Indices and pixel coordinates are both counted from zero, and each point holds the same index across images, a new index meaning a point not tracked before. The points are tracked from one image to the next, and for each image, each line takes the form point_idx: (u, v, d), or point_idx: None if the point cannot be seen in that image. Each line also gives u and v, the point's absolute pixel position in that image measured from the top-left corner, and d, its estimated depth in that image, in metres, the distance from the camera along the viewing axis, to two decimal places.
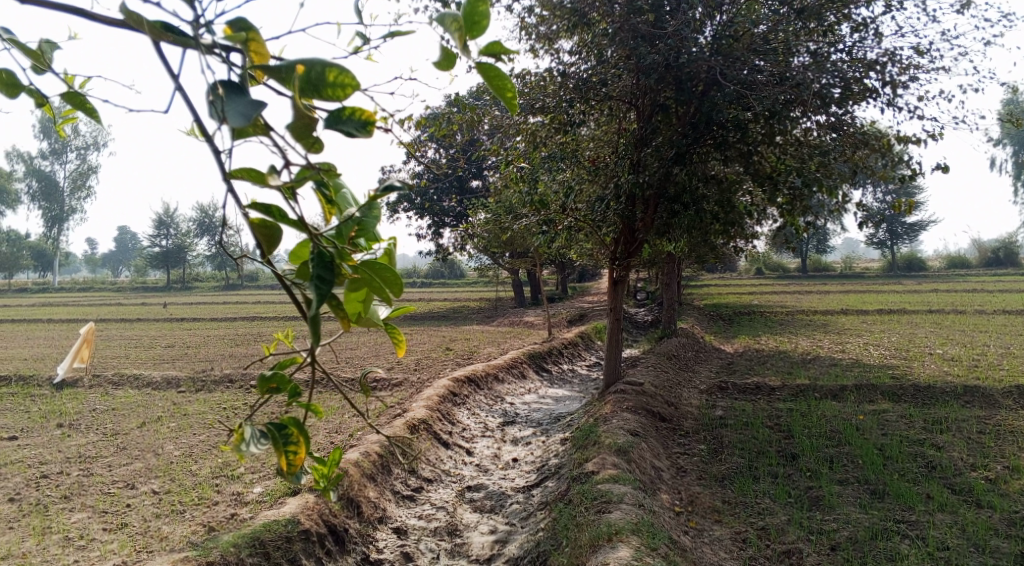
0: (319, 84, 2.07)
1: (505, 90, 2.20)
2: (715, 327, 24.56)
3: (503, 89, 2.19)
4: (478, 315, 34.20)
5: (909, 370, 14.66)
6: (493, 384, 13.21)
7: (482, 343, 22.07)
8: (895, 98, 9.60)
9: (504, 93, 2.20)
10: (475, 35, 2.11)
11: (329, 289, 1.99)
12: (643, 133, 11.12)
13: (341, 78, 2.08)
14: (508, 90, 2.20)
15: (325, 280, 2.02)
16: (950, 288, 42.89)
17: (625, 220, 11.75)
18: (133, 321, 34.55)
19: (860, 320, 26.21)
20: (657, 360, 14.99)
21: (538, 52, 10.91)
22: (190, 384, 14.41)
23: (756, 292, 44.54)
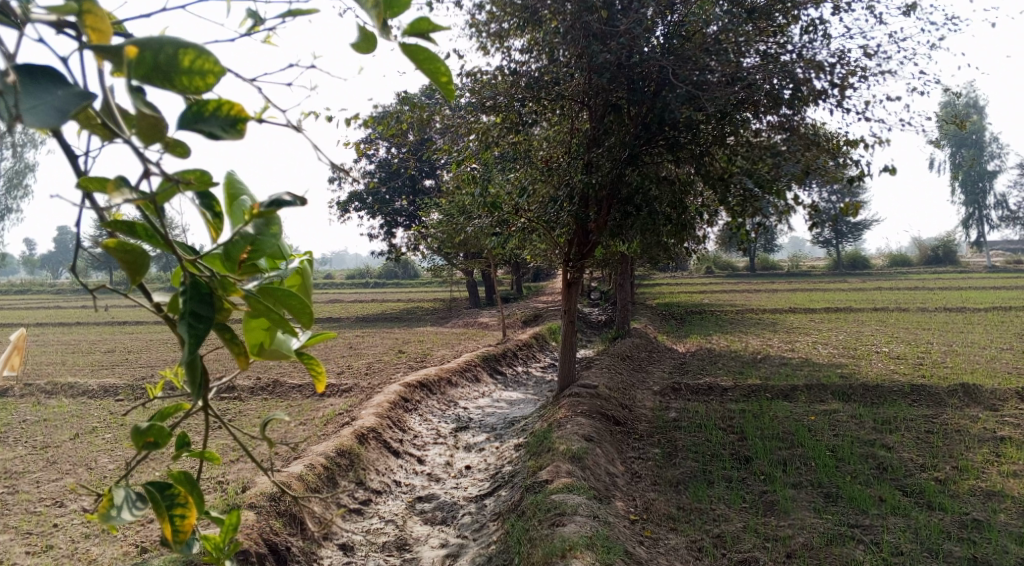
0: (166, 74, 1.19)
1: (437, 73, 1.42)
2: (667, 327, 24.70)
3: (435, 70, 1.41)
4: (431, 315, 33.89)
5: (857, 369, 14.86)
6: (446, 388, 12.95)
7: (435, 344, 21.81)
8: (844, 99, 9.64)
9: (437, 77, 1.42)
10: (399, 13, 1.45)
11: (204, 337, 1.30)
12: (595, 133, 10.97)
13: (202, 63, 1.19)
14: (442, 72, 1.41)
15: (201, 322, 1.33)
16: (892, 285, 44.08)
17: (578, 222, 11.60)
18: (72, 324, 33.38)
19: (808, 318, 26.66)
20: (611, 362, 14.91)
21: (489, 50, 10.70)
22: (129, 392, 13.84)
23: (707, 291, 45.13)
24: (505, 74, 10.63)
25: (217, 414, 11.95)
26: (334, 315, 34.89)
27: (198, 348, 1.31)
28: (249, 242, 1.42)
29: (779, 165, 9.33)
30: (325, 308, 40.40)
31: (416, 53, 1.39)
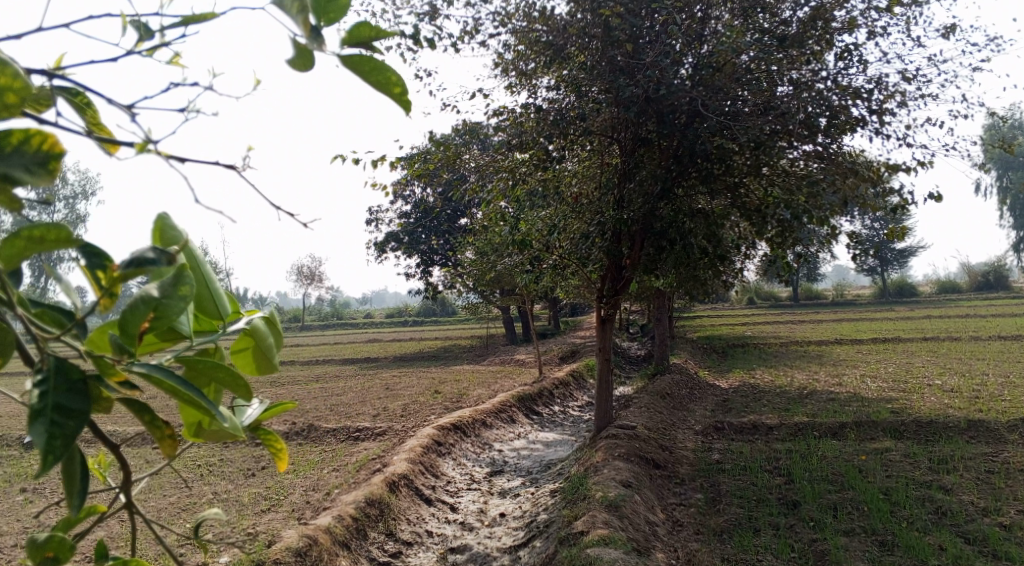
0: None
1: (389, 86, 1.29)
2: (709, 361, 24.16)
3: (388, 84, 1.28)
4: (469, 353, 33.76)
5: (909, 403, 14.22)
6: (481, 430, 12.73)
7: (472, 383, 21.62)
8: (882, 126, 9.33)
9: (389, 91, 1.29)
10: (328, 20, 1.28)
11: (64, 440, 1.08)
12: (627, 167, 10.81)
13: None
14: (396, 83, 1.28)
15: (71, 415, 1.13)
16: (942, 313, 42.72)
17: (611, 258, 11.38)
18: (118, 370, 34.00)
19: (855, 350, 25.85)
20: (651, 399, 14.54)
21: (515, 88, 10.67)
22: None
23: (748, 323, 44.27)
24: (532, 111, 10.55)
25: (251, 461, 11.89)
26: (372, 355, 34.93)
27: (65, 443, 1.10)
28: (150, 308, 1.22)
29: (816, 196, 9.04)
30: (364, 348, 40.55)
31: (360, 64, 1.26)
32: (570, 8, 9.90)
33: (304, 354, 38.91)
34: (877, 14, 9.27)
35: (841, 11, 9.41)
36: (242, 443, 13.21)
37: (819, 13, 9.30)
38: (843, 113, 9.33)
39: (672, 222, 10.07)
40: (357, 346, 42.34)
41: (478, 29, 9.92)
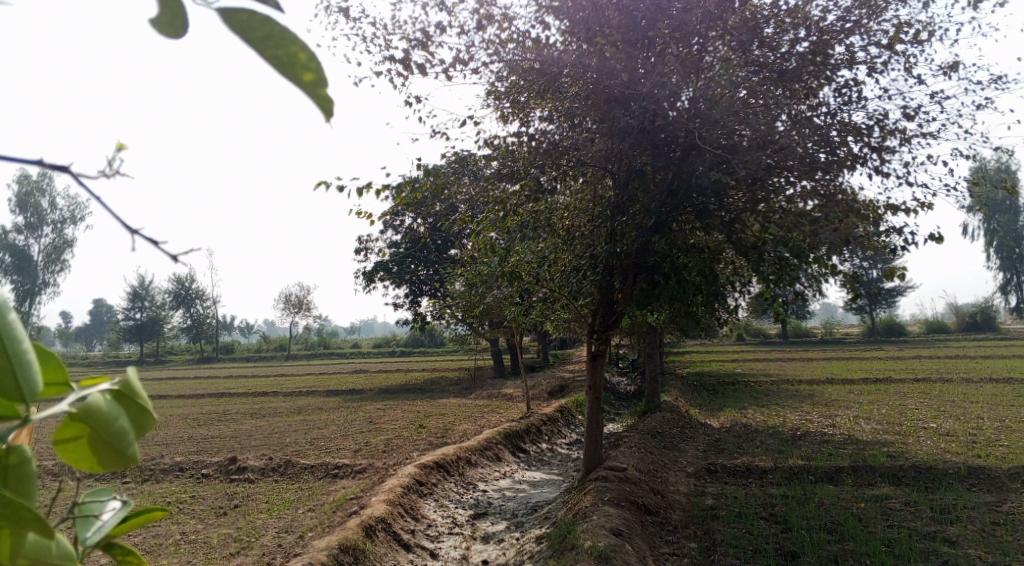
0: None
1: (298, 77, 1.18)
2: (699, 399, 23.76)
3: (299, 74, 1.17)
4: (455, 386, 33.25)
5: (905, 448, 13.85)
6: (464, 469, 12.27)
7: (457, 417, 21.13)
8: (883, 164, 9.12)
9: (300, 82, 1.18)
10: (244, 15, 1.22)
11: None
12: (620, 199, 10.53)
13: None
14: (309, 71, 1.18)
15: None
16: (931, 354, 42.48)
17: (602, 292, 11.05)
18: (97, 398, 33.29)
19: (847, 390, 25.54)
20: (642, 439, 14.10)
21: (507, 117, 10.44)
22: (137, 473, 13.31)
23: (738, 359, 43.95)
24: (525, 142, 10.31)
25: (224, 499, 11.40)
26: (357, 387, 34.35)
27: None
28: None
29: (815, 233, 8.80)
30: (350, 379, 39.91)
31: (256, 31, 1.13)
32: (565, 38, 9.72)
33: (287, 384, 38.23)
34: (877, 50, 9.11)
35: (840, 47, 9.26)
36: (215, 480, 12.71)
37: (818, 47, 9.15)
38: (843, 150, 9.12)
39: (665, 256, 9.79)
40: (343, 377, 41.72)
41: (470, 57, 9.70)
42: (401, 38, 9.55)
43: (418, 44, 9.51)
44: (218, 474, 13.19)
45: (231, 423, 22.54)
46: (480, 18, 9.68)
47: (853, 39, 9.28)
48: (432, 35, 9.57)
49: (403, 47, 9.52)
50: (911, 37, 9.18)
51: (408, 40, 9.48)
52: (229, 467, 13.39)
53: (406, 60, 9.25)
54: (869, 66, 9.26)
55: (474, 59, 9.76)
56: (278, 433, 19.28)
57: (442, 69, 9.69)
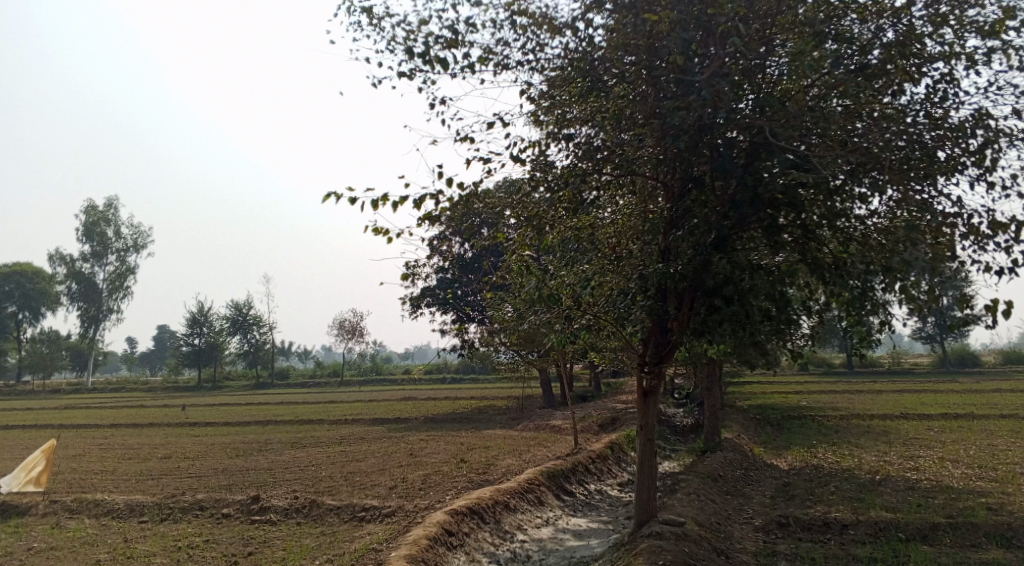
0: None
1: None
2: (764, 436, 22.07)
3: None
4: (502, 416, 32.03)
5: (1007, 498, 12.11)
6: (502, 515, 11.08)
7: (501, 451, 19.93)
8: (989, 170, 7.72)
9: None
10: None
11: None
12: (674, 216, 9.28)
13: None
14: None
15: None
16: (1014, 387, 39.43)
17: (655, 320, 9.72)
18: (143, 426, 32.95)
19: (927, 426, 23.47)
20: (702, 485, 12.63)
21: (545, 121, 9.39)
22: (154, 512, 12.48)
23: (803, 391, 41.58)
24: (566, 148, 9.21)
25: (237, 545, 10.45)
26: (404, 415, 33.51)
27: None
28: None
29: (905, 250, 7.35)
30: (396, 407, 39.00)
31: None
32: (611, 29, 8.66)
33: (333, 412, 37.43)
34: (980, 40, 7.76)
35: (934, 35, 7.95)
36: (233, 522, 11.80)
37: (907, 37, 7.88)
38: (938, 153, 7.77)
39: (728, 278, 8.46)
40: (390, 405, 40.97)
41: (504, 54, 8.73)
42: (427, 35, 8.65)
43: (446, 42, 8.59)
44: (238, 514, 12.27)
45: (268, 454, 21.72)
46: (515, 13, 8.70)
47: (951, 26, 7.95)
48: (461, 31, 8.63)
49: (428, 47, 8.62)
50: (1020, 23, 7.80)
51: (435, 38, 8.58)
52: (251, 506, 12.46)
53: (430, 58, 8.30)
54: (968, 58, 7.90)
55: (508, 57, 8.78)
56: (312, 468, 18.31)
57: (472, 69, 8.73)
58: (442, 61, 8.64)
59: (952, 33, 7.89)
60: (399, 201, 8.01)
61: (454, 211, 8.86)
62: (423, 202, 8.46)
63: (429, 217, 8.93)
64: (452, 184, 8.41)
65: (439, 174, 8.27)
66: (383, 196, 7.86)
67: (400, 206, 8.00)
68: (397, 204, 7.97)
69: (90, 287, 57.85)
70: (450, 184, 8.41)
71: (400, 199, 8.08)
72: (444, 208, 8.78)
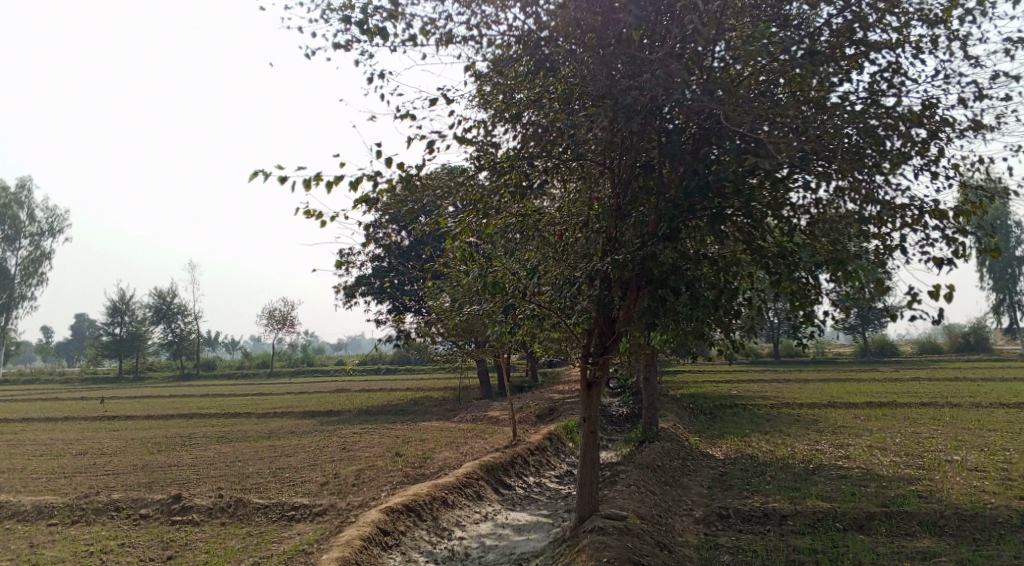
0: None
1: None
2: (699, 425, 22.31)
3: None
4: (439, 407, 31.62)
5: (936, 486, 12.37)
6: (439, 511, 10.71)
7: (438, 443, 19.55)
8: (934, 160, 7.70)
9: None
10: None
11: None
12: (621, 202, 9.05)
13: None
14: None
15: None
16: (930, 376, 41.18)
17: (599, 310, 9.48)
18: (58, 421, 31.27)
19: (853, 415, 24.16)
20: (643, 477, 12.52)
21: (490, 101, 9.01)
22: (65, 514, 11.65)
23: (733, 380, 42.49)
24: (511, 130, 8.86)
25: (156, 548, 9.79)
26: (337, 407, 32.70)
27: None
28: None
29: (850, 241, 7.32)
30: (329, 398, 38.14)
31: None
32: (559, 5, 8.35)
33: (262, 405, 36.31)
34: (927, 28, 7.74)
35: (881, 23, 7.90)
36: (152, 523, 11.10)
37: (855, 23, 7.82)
38: (885, 143, 7.72)
39: (673, 269, 8.41)
40: (323, 396, 40.04)
41: (447, 28, 8.32)
42: (366, 5, 8.17)
43: (386, 13, 8.13)
44: (158, 514, 11.56)
45: (192, 450, 20.79)
46: None
47: (897, 14, 7.92)
48: (401, 2, 8.17)
49: (367, 17, 8.14)
50: (966, 12, 7.80)
51: (374, 8, 8.09)
52: (172, 506, 11.76)
53: (369, 30, 7.82)
54: (914, 46, 7.88)
55: (452, 31, 8.37)
56: (239, 463, 17.55)
57: (414, 43, 8.29)
58: (382, 33, 8.17)
59: (898, 22, 7.86)
60: (333, 182, 7.51)
61: (393, 194, 8.41)
62: (359, 184, 7.97)
63: (366, 199, 8.43)
64: (391, 164, 7.96)
65: (376, 154, 7.80)
66: (316, 176, 7.35)
67: (334, 186, 7.50)
68: (332, 185, 7.47)
69: (1, 273, 54.76)
70: (389, 165, 7.95)
71: (335, 180, 7.58)
72: (381, 190, 8.32)
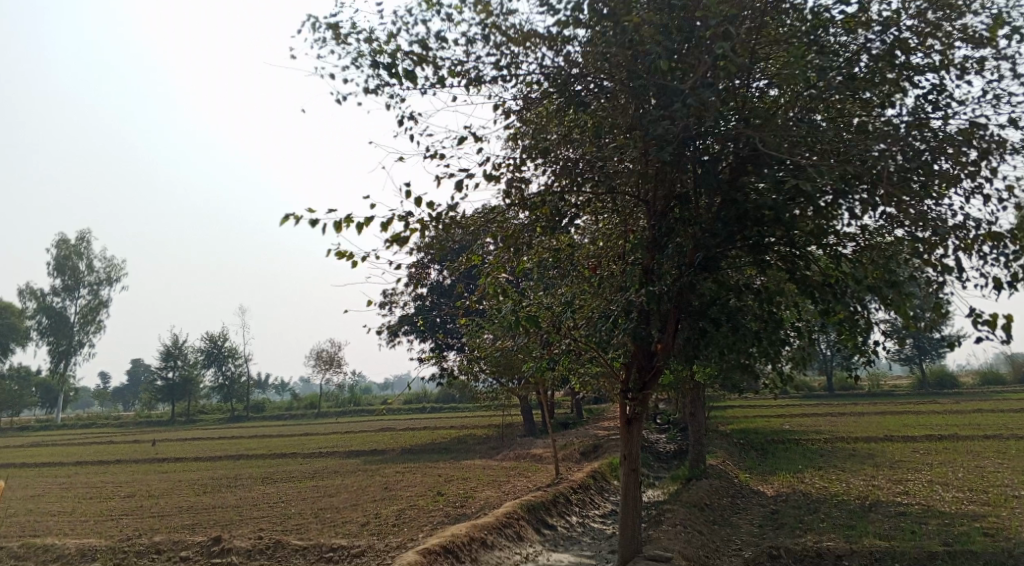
0: None
1: None
2: (749, 462, 21.66)
3: None
4: (482, 445, 31.35)
5: (1003, 523, 11.68)
6: (479, 553, 10.47)
7: (480, 483, 19.31)
8: (984, 181, 7.39)
9: None
10: None
11: None
12: (657, 235, 8.89)
13: None
14: None
15: None
16: (992, 407, 39.52)
17: (638, 345, 9.26)
18: (110, 463, 31.78)
19: (911, 449, 23.23)
20: (690, 516, 12.10)
21: (521, 137, 9.00)
22: (108, 557, 11.72)
23: (785, 414, 41.33)
24: (541, 165, 8.81)
25: None
26: (381, 447, 32.68)
27: None
28: None
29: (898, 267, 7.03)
30: (373, 438, 38.15)
31: None
32: (588, 40, 8.34)
33: (308, 445, 36.49)
34: (970, 47, 7.50)
35: (922, 44, 7.68)
36: None
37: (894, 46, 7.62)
38: (931, 165, 7.45)
39: (715, 299, 8.08)
40: (368, 436, 40.08)
41: (476, 68, 8.38)
42: (395, 48, 8.28)
43: (415, 55, 8.22)
44: (199, 557, 11.54)
45: (237, 491, 20.87)
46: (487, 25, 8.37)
47: (937, 35, 7.71)
48: (430, 44, 8.27)
49: (395, 59, 8.26)
50: (1011, 30, 7.55)
51: (403, 51, 8.19)
52: (213, 548, 11.73)
53: (398, 72, 7.91)
54: (958, 66, 7.63)
55: (480, 70, 8.42)
56: (282, 504, 17.53)
57: (443, 83, 8.35)
58: (410, 73, 8.25)
59: (940, 42, 7.63)
60: (364, 222, 7.53)
61: (424, 231, 8.39)
62: (389, 224, 7.97)
63: (398, 239, 8.43)
64: (420, 202, 7.95)
65: (406, 193, 7.81)
66: (346, 216, 7.37)
67: (365, 226, 7.52)
68: (362, 225, 7.48)
69: (60, 320, 56.57)
70: (419, 203, 7.95)
71: (365, 220, 7.59)
72: (412, 230, 8.31)
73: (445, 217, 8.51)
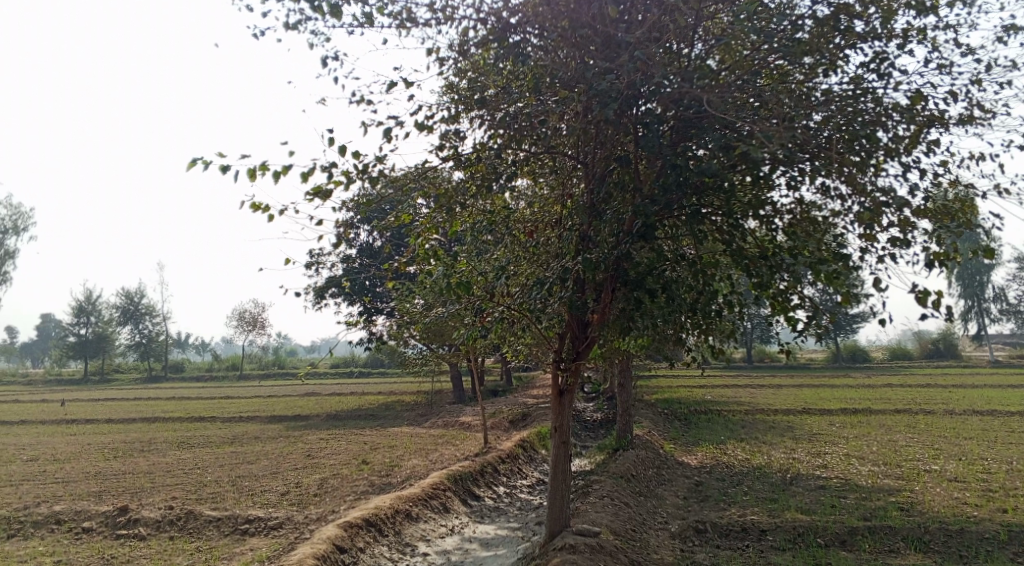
0: None
1: None
2: (673, 432, 21.93)
3: None
4: (410, 412, 30.96)
5: (917, 498, 11.98)
6: (402, 525, 10.14)
7: (406, 450, 18.96)
8: (923, 155, 7.30)
9: None
10: None
11: None
12: (595, 199, 8.56)
13: None
14: None
15: None
16: (902, 382, 41.27)
17: (570, 313, 8.97)
18: (14, 425, 30.06)
19: (828, 422, 23.94)
20: (616, 488, 12.00)
21: (455, 89, 8.49)
22: (1, 527, 10.91)
23: (709, 386, 42.27)
24: (476, 117, 8.33)
25: None
26: (305, 412, 31.93)
27: None
28: None
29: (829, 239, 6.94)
30: (298, 403, 37.29)
31: None
32: None
33: (230, 409, 35.38)
34: (915, 17, 7.38)
35: (869, 10, 7.50)
36: (93, 538, 10.39)
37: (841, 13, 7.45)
38: (874, 136, 7.31)
39: (650, 269, 7.93)
40: (293, 400, 39.11)
41: (409, 9, 7.82)
42: None
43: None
44: (102, 527, 10.84)
45: (150, 456, 19.95)
46: None
47: (882, 3, 7.55)
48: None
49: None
50: (957, 1, 7.45)
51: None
52: (117, 518, 11.04)
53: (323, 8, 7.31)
54: (903, 35, 7.50)
55: (414, 12, 7.87)
56: (196, 471, 16.78)
57: (372, 24, 7.78)
58: (337, 11, 7.65)
59: (885, 9, 7.47)
60: (282, 172, 6.93)
61: (349, 185, 7.83)
62: (311, 175, 7.38)
63: (321, 193, 7.85)
64: (345, 152, 7.39)
65: (329, 142, 7.23)
66: (263, 166, 6.76)
67: (283, 175, 6.94)
68: (280, 175, 6.88)
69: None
70: (344, 154, 7.40)
71: (284, 169, 7.00)
72: (336, 183, 7.75)
73: (372, 170, 7.97)
